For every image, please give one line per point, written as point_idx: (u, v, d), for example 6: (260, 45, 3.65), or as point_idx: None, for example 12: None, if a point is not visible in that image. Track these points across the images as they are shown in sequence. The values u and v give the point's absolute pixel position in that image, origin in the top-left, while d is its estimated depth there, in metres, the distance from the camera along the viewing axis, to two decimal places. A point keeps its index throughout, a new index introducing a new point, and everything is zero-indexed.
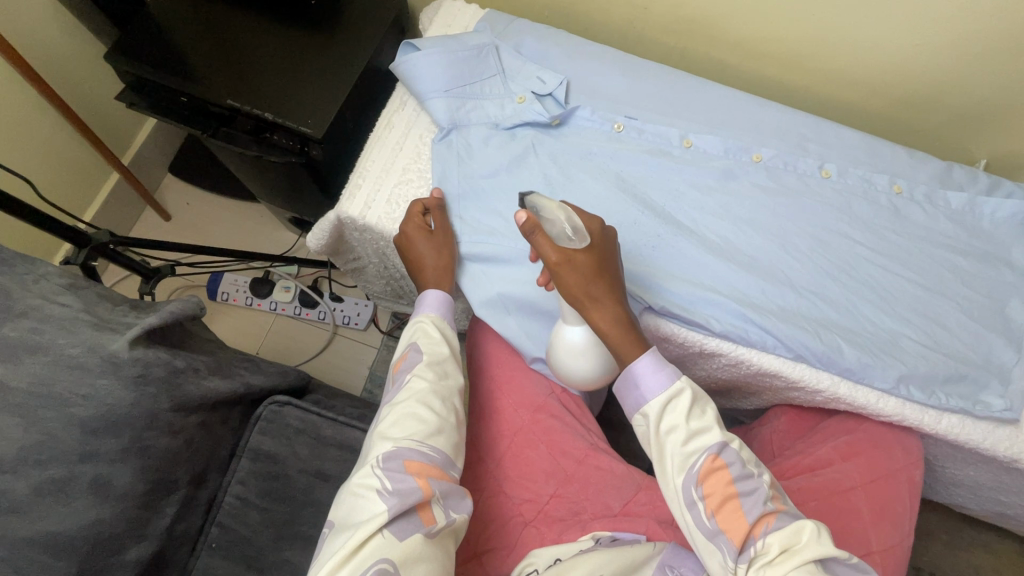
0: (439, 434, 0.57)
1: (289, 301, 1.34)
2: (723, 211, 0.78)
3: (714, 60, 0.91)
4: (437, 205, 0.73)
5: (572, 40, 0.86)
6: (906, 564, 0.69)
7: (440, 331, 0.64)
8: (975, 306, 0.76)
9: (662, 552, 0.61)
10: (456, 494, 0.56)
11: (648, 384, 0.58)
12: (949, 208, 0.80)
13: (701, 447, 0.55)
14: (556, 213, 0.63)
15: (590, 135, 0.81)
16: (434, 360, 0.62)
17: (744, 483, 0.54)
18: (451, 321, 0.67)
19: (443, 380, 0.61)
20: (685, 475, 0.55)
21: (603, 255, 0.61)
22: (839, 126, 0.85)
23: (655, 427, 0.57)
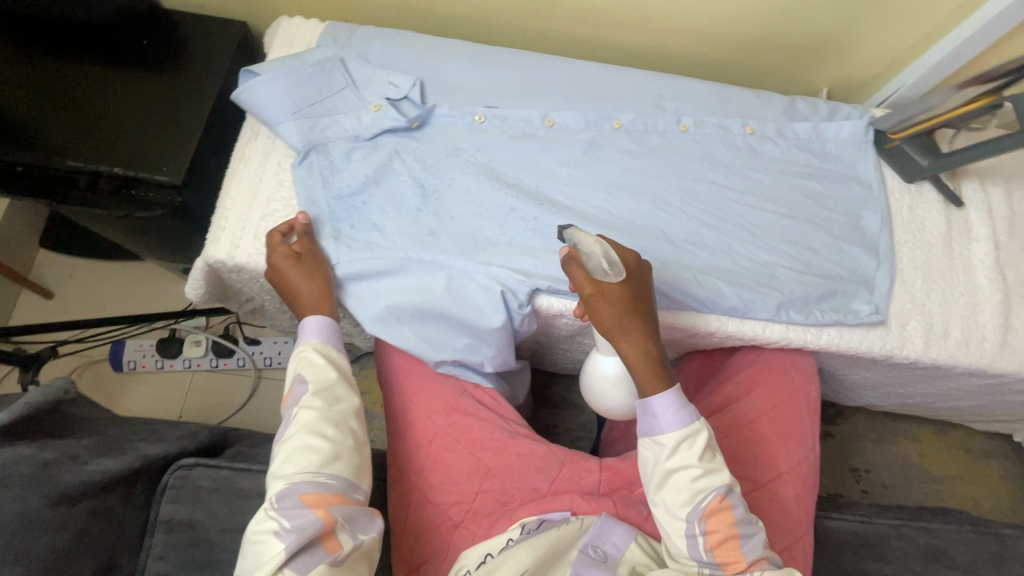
0: (335, 460, 0.58)
1: (202, 355, 1.27)
2: (593, 181, 0.80)
3: (565, 36, 0.92)
4: (302, 231, 0.71)
5: (418, 38, 0.85)
6: (817, 476, 0.75)
7: (324, 356, 0.64)
8: (836, 224, 0.81)
9: (588, 529, 0.64)
10: (362, 515, 0.57)
11: (664, 419, 0.62)
12: (798, 137, 0.86)
13: (708, 485, 0.61)
14: (596, 247, 0.65)
15: (453, 130, 0.81)
16: (321, 387, 0.62)
17: (745, 525, 0.61)
18: (336, 344, 0.66)
19: (333, 406, 0.62)
20: (693, 510, 0.60)
21: (636, 289, 0.65)
22: (689, 80, 0.88)
23: (668, 458, 0.61)
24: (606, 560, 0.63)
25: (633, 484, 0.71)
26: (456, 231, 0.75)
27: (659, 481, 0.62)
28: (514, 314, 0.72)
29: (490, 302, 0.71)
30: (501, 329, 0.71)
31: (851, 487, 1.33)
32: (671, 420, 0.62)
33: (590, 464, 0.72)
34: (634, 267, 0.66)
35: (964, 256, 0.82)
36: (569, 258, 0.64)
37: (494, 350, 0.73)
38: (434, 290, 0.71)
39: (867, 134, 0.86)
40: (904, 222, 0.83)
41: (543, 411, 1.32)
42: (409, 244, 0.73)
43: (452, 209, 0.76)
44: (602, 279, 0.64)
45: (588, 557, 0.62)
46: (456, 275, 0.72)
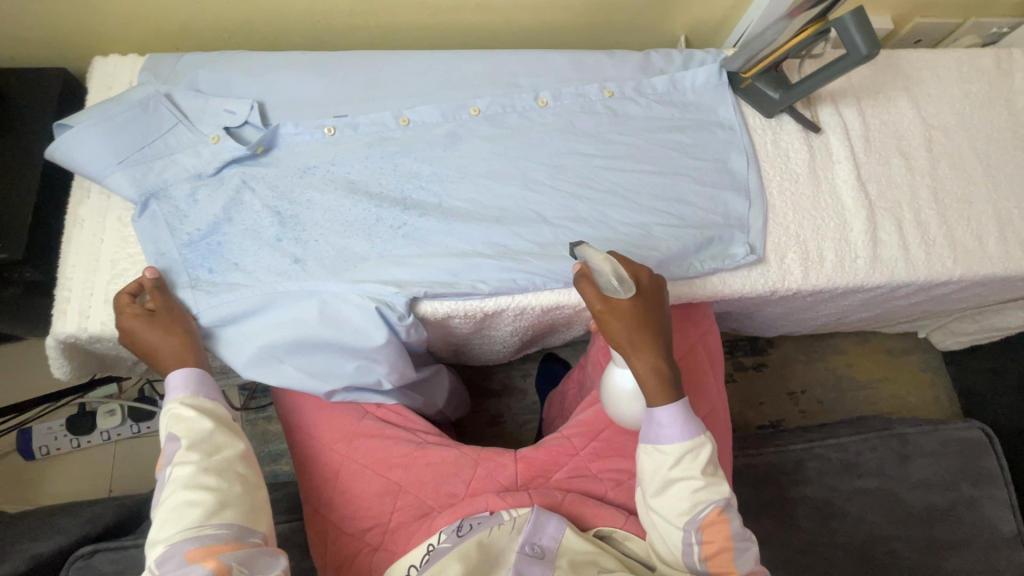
0: (223, 509, 0.58)
1: (119, 424, 1.20)
2: (459, 174, 0.78)
3: (410, 28, 0.88)
4: (149, 287, 0.66)
5: (249, 56, 0.80)
6: (727, 423, 0.77)
7: (196, 407, 0.63)
8: (706, 171, 0.82)
9: (523, 527, 0.64)
10: (260, 555, 0.57)
11: (668, 430, 0.63)
12: (657, 92, 0.86)
13: (705, 497, 0.62)
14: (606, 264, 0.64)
15: (304, 149, 0.77)
16: (196, 440, 0.61)
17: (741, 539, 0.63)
18: (209, 393, 0.65)
19: (212, 456, 0.61)
20: (691, 521, 0.62)
21: (648, 303, 0.65)
22: (543, 52, 0.87)
23: (669, 468, 0.63)
24: (545, 553, 0.63)
25: (548, 471, 0.72)
26: (323, 254, 0.72)
27: (660, 492, 0.64)
28: (398, 326, 0.70)
29: (368, 320, 0.68)
30: (385, 345, 0.69)
31: (790, 411, 1.39)
32: (677, 432, 0.63)
33: (503, 458, 0.72)
34: (646, 282, 0.65)
35: (829, 180, 0.85)
36: (579, 275, 0.65)
37: (386, 367, 0.71)
38: (307, 320, 0.68)
39: (721, 78, 0.87)
40: (769, 157, 0.85)
41: (487, 403, 1.32)
42: (274, 277, 0.70)
43: (316, 232, 0.73)
44: (613, 295, 0.64)
45: (526, 553, 0.62)
46: (328, 299, 0.69)
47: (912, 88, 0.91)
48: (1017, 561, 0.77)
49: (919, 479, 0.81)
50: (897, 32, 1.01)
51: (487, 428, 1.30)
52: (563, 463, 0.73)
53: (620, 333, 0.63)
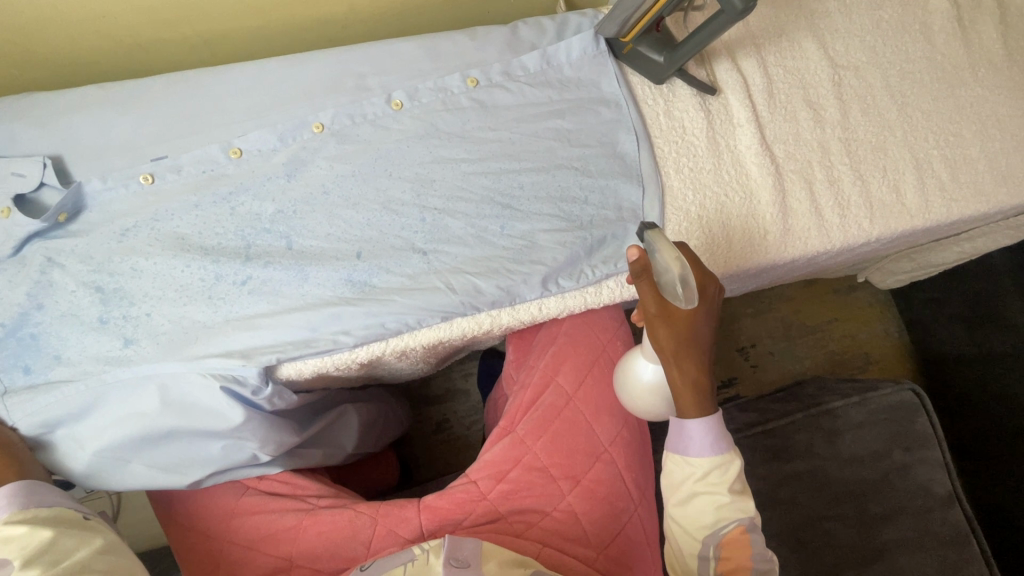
0: None
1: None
2: (308, 207, 0.68)
3: (231, 32, 0.74)
4: None
5: (34, 102, 0.67)
6: (642, 436, 0.72)
7: (27, 521, 0.54)
8: (592, 158, 0.73)
9: (441, 549, 0.60)
10: None
11: (699, 443, 0.61)
12: (529, 72, 0.75)
13: (729, 515, 0.60)
14: (674, 263, 0.58)
15: (119, 205, 0.66)
16: (32, 556, 0.52)
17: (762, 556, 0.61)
18: (46, 499, 0.57)
19: (57, 567, 0.53)
20: (711, 535, 0.60)
21: (709, 312, 0.59)
22: (391, 42, 0.74)
23: (697, 480, 0.61)
24: (470, 562, 0.59)
25: (455, 518, 0.67)
26: (157, 330, 0.63)
27: (682, 503, 0.62)
28: (256, 400, 0.62)
29: (221, 400, 0.61)
30: (245, 422, 0.61)
31: (741, 367, 1.30)
32: (706, 448, 0.60)
33: (403, 509, 0.67)
34: (712, 292, 0.59)
35: (731, 148, 0.76)
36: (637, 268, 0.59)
37: (257, 442, 0.64)
38: (146, 412, 0.60)
39: (599, 46, 0.76)
40: (663, 132, 0.75)
41: (429, 411, 1.25)
42: (103, 366, 0.61)
43: (148, 305, 0.63)
44: (672, 300, 0.59)
45: (451, 567, 0.58)
46: (168, 383, 0.61)
47: (817, 25, 0.81)
48: (949, 520, 0.76)
49: (844, 451, 0.80)
50: None
51: (433, 436, 1.24)
52: (471, 509, 0.67)
53: (670, 341, 0.59)
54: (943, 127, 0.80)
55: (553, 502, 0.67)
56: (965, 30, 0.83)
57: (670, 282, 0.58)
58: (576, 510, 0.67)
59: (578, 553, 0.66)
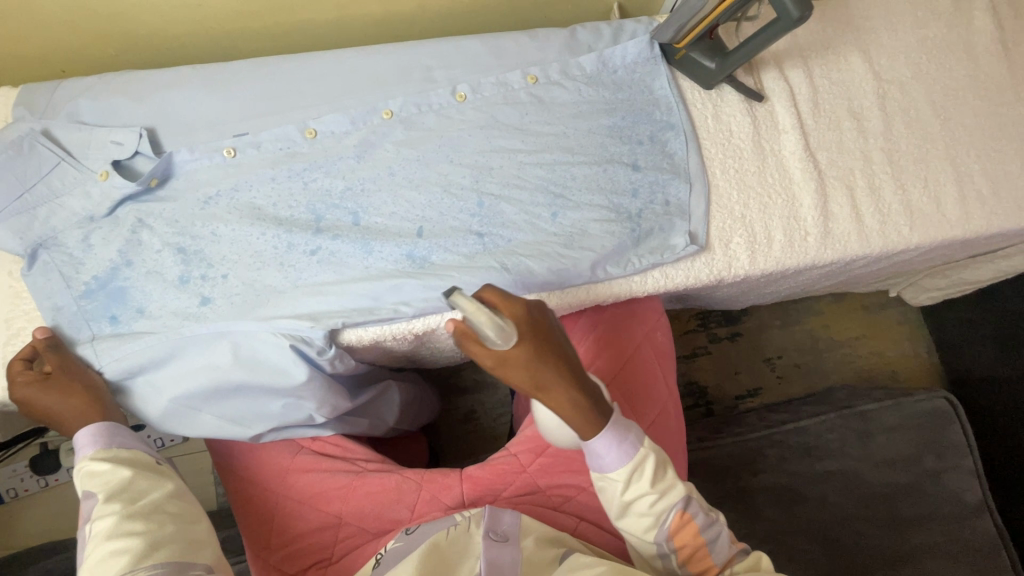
0: (156, 549, 0.55)
1: (23, 478, 0.95)
2: (375, 186, 0.73)
3: (310, 23, 0.80)
4: (39, 350, 0.63)
5: (134, 78, 0.73)
6: (677, 423, 0.75)
7: (110, 460, 0.59)
8: (642, 155, 0.76)
9: (481, 521, 0.63)
10: None
11: (610, 458, 0.58)
12: (585, 72, 0.79)
13: (666, 505, 0.59)
14: (477, 317, 0.51)
15: (203, 176, 0.71)
16: (116, 491, 0.57)
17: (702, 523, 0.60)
18: (125, 441, 0.62)
19: (137, 502, 0.58)
20: (656, 535, 0.60)
21: (541, 345, 0.54)
22: (457, 38, 0.79)
23: (624, 493, 0.59)
24: (509, 537, 0.61)
25: (495, 489, 0.70)
26: (233, 291, 0.67)
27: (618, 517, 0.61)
28: (319, 361, 0.66)
29: (288, 359, 0.65)
30: (309, 382, 0.66)
31: (767, 377, 1.32)
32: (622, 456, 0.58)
33: (447, 477, 0.70)
34: (524, 312, 0.55)
35: (775, 152, 0.79)
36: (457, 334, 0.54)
37: (316, 402, 0.68)
38: (220, 365, 0.64)
39: (653, 50, 0.80)
40: (710, 135, 0.78)
41: (458, 401, 1.28)
42: (180, 322, 0.66)
43: (225, 267, 0.68)
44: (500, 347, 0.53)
45: (490, 540, 0.61)
46: (241, 340, 0.65)
47: (863, 41, 0.84)
48: (978, 530, 0.77)
49: (876, 451, 0.82)
50: None
51: (460, 426, 1.27)
52: (511, 481, 0.70)
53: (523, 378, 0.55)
54: (985, 144, 0.82)
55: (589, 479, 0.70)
56: (1010, 52, 0.85)
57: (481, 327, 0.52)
58: None
59: (613, 529, 0.69)
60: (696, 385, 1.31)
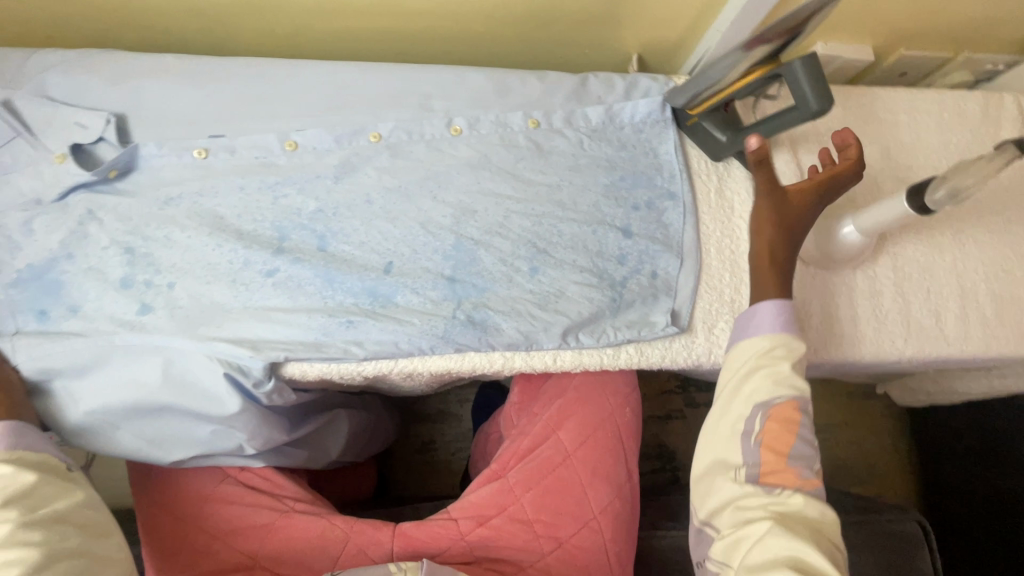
0: (57, 561, 0.50)
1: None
2: (350, 212, 0.68)
3: (314, 31, 0.76)
4: None
5: (111, 59, 0.69)
6: (633, 511, 0.68)
7: (11, 460, 0.53)
8: (635, 220, 0.72)
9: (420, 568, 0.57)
10: None
11: (768, 321, 0.61)
12: (590, 125, 0.75)
13: (785, 387, 0.56)
14: (969, 174, 0.64)
15: (168, 174, 0.67)
16: (13, 497, 0.51)
17: (806, 448, 0.56)
18: (35, 441, 0.56)
19: (36, 512, 0.51)
20: (762, 402, 0.56)
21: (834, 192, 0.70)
22: (461, 69, 0.75)
23: (762, 353, 0.59)
24: None
25: (427, 552, 0.64)
26: (177, 303, 0.62)
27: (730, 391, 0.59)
28: (255, 393, 0.61)
29: (220, 387, 0.60)
30: (242, 412, 0.61)
31: None
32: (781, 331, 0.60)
33: (377, 531, 0.64)
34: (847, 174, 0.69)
35: None
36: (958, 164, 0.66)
37: (246, 434, 0.63)
38: (147, 382, 0.59)
39: (664, 112, 0.76)
40: (709, 211, 0.74)
41: (417, 429, 1.23)
42: (113, 327, 0.61)
43: (173, 276, 0.63)
44: (928, 198, 0.66)
45: None
46: (174, 358, 0.60)
47: (884, 134, 0.80)
48: None
49: None
50: (878, 64, 0.91)
51: (415, 456, 1.22)
52: (445, 547, 0.64)
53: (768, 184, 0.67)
54: (995, 261, 0.78)
55: (530, 558, 0.64)
56: None
57: (946, 181, 0.65)
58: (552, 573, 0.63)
59: None
60: (664, 449, 1.26)
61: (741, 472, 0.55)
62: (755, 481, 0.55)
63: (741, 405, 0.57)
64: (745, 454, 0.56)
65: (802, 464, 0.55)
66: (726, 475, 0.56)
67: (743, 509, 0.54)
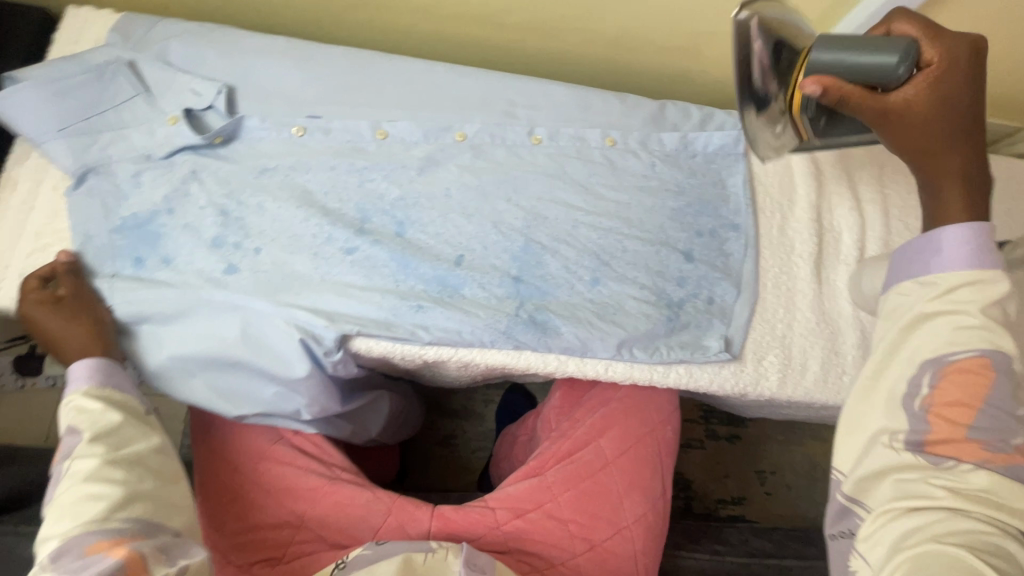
0: (132, 502, 0.53)
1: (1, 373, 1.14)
2: (429, 203, 0.72)
3: (412, 31, 0.81)
4: (57, 273, 0.62)
5: (229, 35, 0.74)
6: (664, 525, 0.70)
7: (102, 399, 0.58)
8: (698, 246, 0.74)
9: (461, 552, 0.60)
10: (180, 544, 0.54)
11: (950, 256, 0.48)
12: (664, 149, 0.78)
13: (968, 339, 0.46)
14: None
15: (266, 147, 0.71)
16: (102, 433, 0.56)
17: (1002, 416, 0.45)
18: (120, 383, 0.60)
19: (119, 450, 0.56)
20: (935, 359, 0.46)
21: (952, 83, 0.49)
22: (547, 82, 0.79)
23: (931, 299, 0.48)
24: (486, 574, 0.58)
25: (463, 536, 0.66)
26: (261, 267, 0.66)
27: (889, 344, 0.49)
28: (323, 361, 0.64)
29: (292, 351, 0.63)
30: (309, 378, 0.64)
31: (756, 490, 1.27)
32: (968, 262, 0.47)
33: (419, 510, 0.67)
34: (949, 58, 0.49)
35: (830, 281, 0.77)
36: None
37: (307, 399, 0.66)
38: (226, 337, 0.63)
39: (737, 146, 0.79)
40: (770, 246, 0.76)
41: (441, 423, 1.26)
42: (202, 282, 0.64)
43: (260, 241, 0.67)
44: None
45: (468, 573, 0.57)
46: (253, 319, 0.64)
47: None
48: None
49: None
50: None
51: (436, 449, 1.24)
52: (481, 534, 0.66)
53: (870, 104, 0.50)
54: None
55: (562, 555, 0.66)
56: None
57: None
58: (582, 572, 0.66)
59: None
60: (680, 477, 1.27)
61: (901, 438, 0.47)
62: (918, 450, 0.46)
63: (904, 364, 0.48)
64: (913, 420, 0.46)
65: (990, 435, 0.45)
66: (881, 440, 0.48)
67: (907, 485, 0.45)
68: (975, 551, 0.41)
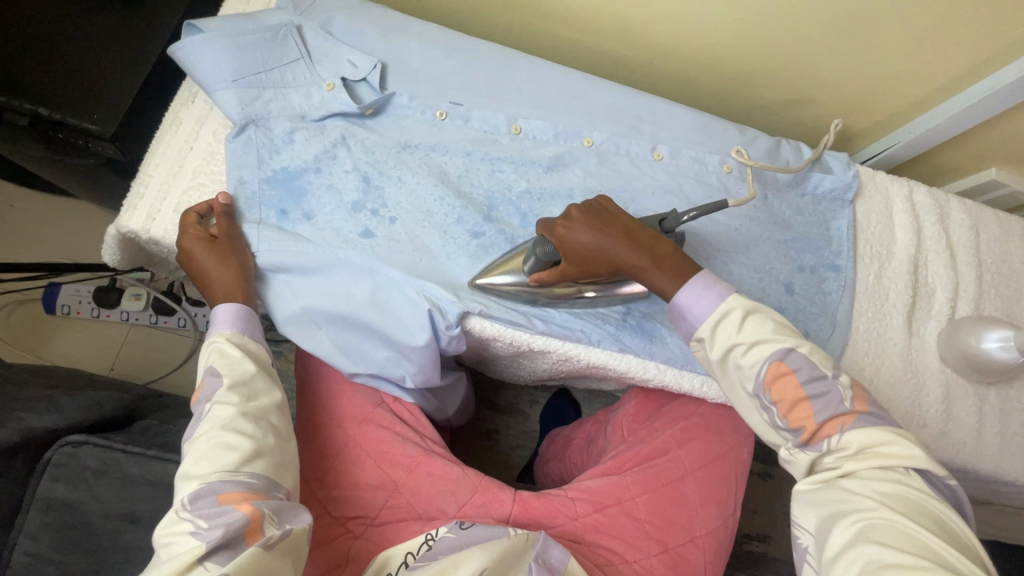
0: (257, 458, 0.56)
1: (82, 301, 1.20)
2: (553, 201, 0.75)
3: (551, 35, 0.85)
4: (214, 212, 0.67)
5: (388, 15, 0.78)
6: (731, 544, 0.72)
7: (240, 348, 0.62)
8: (799, 280, 0.77)
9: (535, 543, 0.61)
10: (291, 509, 0.55)
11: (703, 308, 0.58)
12: (777, 183, 0.81)
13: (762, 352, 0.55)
14: None
15: (410, 124, 0.76)
16: (238, 382, 0.59)
17: (819, 384, 0.54)
18: (254, 335, 0.64)
19: (251, 401, 0.59)
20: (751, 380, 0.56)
21: (605, 233, 0.62)
22: (672, 103, 0.82)
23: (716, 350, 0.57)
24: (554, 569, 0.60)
25: (542, 524, 0.68)
26: (395, 236, 0.70)
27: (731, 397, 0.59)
28: (442, 334, 0.67)
29: (416, 320, 0.66)
30: (425, 347, 0.67)
31: (784, 530, 1.28)
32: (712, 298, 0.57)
33: (504, 492, 0.69)
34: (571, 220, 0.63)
35: (918, 335, 0.79)
36: None
37: (417, 368, 0.69)
38: (357, 297, 0.66)
39: (847, 191, 0.82)
40: (866, 292, 0.79)
41: (488, 413, 1.28)
42: (340, 241, 0.68)
43: (396, 211, 0.71)
44: None
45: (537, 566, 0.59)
46: (383, 283, 0.67)
47: None
48: None
49: None
50: None
51: (480, 439, 1.26)
52: (560, 524, 0.68)
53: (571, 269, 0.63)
54: None
55: (636, 555, 0.67)
56: None
57: None
58: None
59: None
60: None
61: (788, 446, 0.55)
62: (804, 446, 0.54)
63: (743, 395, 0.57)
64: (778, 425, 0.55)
65: (827, 405, 0.53)
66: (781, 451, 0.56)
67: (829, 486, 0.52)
68: (902, 513, 0.48)
